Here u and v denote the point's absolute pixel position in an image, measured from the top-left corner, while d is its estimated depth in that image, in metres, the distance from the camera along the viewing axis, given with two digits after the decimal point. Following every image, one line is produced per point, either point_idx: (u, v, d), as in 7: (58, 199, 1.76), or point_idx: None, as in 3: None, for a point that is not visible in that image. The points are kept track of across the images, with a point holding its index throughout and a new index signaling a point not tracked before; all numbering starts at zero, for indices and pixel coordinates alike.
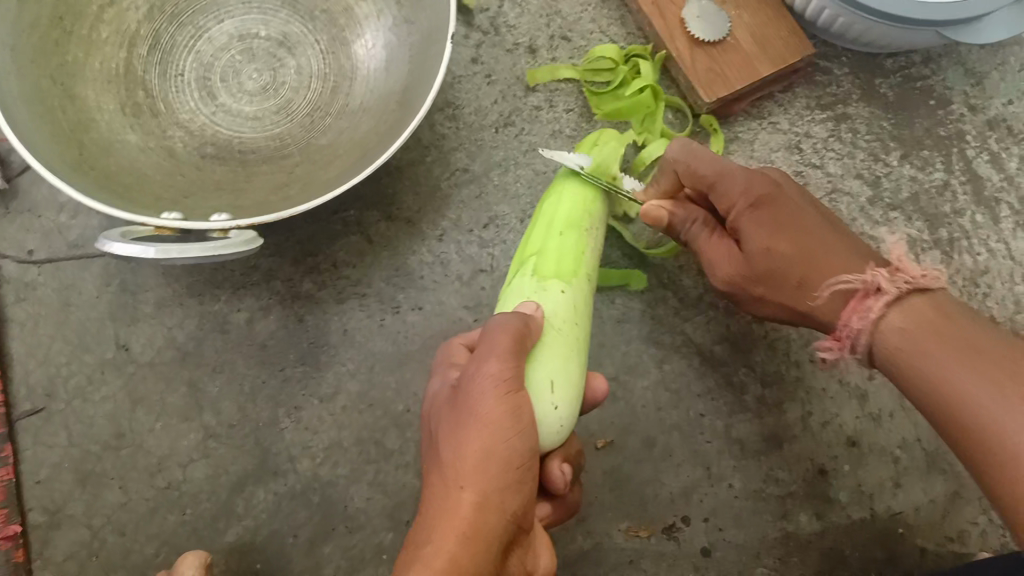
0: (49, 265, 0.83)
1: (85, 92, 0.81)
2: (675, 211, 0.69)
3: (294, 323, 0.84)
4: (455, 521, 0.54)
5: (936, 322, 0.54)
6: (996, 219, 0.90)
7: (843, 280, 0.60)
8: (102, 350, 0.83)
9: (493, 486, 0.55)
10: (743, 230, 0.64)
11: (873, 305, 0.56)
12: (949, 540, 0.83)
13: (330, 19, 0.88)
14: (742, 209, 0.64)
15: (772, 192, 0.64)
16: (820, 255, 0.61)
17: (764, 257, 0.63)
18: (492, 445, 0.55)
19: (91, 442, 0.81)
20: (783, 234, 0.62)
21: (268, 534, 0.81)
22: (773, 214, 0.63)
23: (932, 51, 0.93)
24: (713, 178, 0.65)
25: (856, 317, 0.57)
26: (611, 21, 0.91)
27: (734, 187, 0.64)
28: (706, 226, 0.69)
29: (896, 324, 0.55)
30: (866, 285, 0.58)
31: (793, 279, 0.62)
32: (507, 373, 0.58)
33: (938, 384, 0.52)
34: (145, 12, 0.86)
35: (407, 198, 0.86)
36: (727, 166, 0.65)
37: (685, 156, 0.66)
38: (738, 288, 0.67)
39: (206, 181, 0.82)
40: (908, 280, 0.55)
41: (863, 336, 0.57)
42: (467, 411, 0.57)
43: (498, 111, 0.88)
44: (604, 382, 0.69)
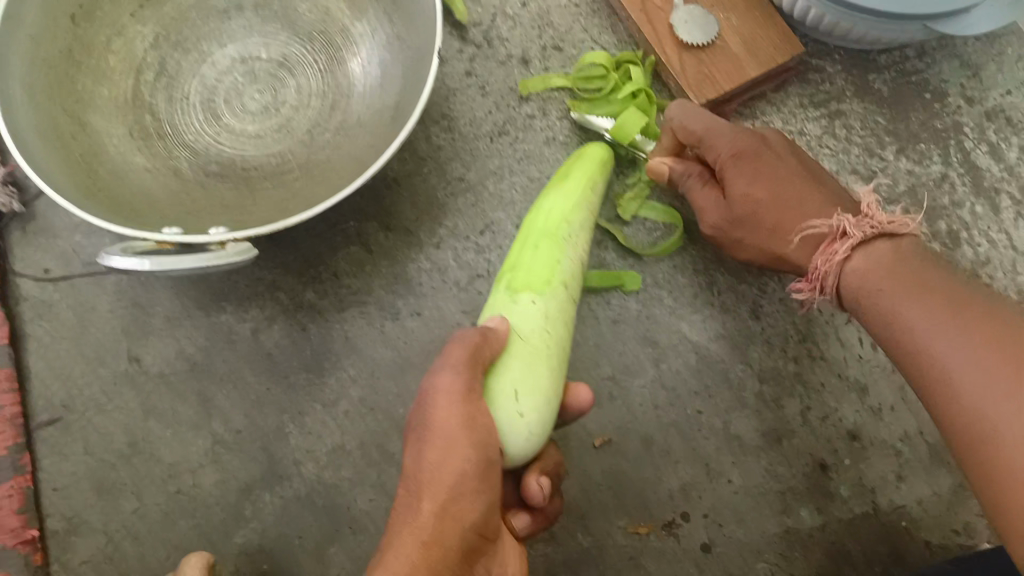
0: (65, 283, 0.87)
1: (94, 119, 0.85)
2: (674, 165, 0.75)
3: (298, 332, 0.87)
4: (416, 530, 0.56)
5: (900, 268, 0.59)
6: (997, 210, 0.90)
7: (814, 225, 0.65)
8: (115, 363, 0.86)
9: (451, 497, 0.56)
10: (726, 179, 0.69)
11: (838, 249, 0.62)
12: (955, 533, 0.82)
13: (327, 39, 0.92)
14: (726, 160, 0.69)
15: (755, 146, 0.69)
16: (794, 202, 0.67)
17: (741, 204, 0.68)
18: (448, 457, 0.57)
19: (106, 451, 0.85)
20: (760, 182, 0.68)
21: (275, 537, 0.83)
22: (754, 165, 0.68)
23: (925, 45, 0.93)
24: (702, 133, 0.70)
25: (824, 259, 0.63)
26: (602, 29, 0.94)
27: (720, 140, 0.69)
28: (700, 178, 0.74)
29: (857, 266, 0.61)
30: (832, 230, 0.63)
31: (768, 224, 0.68)
32: (462, 385, 0.59)
33: (913, 339, 0.56)
34: (151, 41, 0.91)
35: (404, 208, 0.89)
36: (716, 123, 0.70)
37: (680, 113, 0.72)
38: (721, 233, 0.72)
39: (210, 198, 0.85)
40: (874, 225, 0.61)
41: (830, 277, 0.63)
42: (425, 424, 0.58)
43: (492, 121, 0.92)
44: (590, 392, 0.71)
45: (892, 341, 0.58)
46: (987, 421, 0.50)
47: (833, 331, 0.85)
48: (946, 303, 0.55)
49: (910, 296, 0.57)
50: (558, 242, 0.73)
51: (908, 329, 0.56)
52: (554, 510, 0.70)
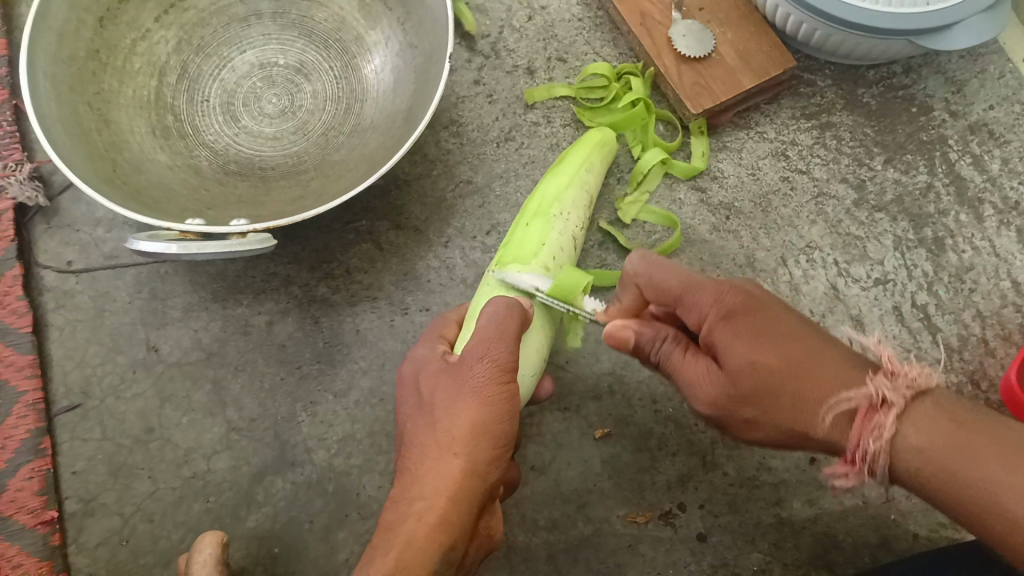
0: (86, 274, 0.91)
1: (119, 117, 0.89)
2: (642, 330, 0.65)
3: (310, 325, 0.90)
4: (447, 483, 0.59)
5: (958, 435, 0.51)
6: (980, 218, 0.94)
7: (841, 395, 0.55)
8: (133, 352, 0.89)
9: (482, 457, 0.60)
10: (717, 343, 0.60)
11: (883, 421, 0.53)
12: (942, 526, 0.85)
13: (343, 47, 0.97)
14: (712, 321, 0.60)
15: (743, 301, 0.60)
16: (810, 365, 0.57)
17: (745, 372, 0.58)
18: (485, 422, 0.60)
19: (124, 436, 0.87)
20: (762, 345, 0.58)
21: (286, 522, 0.85)
22: (750, 326, 0.59)
23: (911, 62, 0.98)
24: (680, 291, 0.62)
25: (867, 438, 0.53)
26: (605, 43, 0.99)
27: (703, 298, 0.61)
28: (677, 343, 0.63)
29: (916, 442, 0.52)
30: (869, 399, 0.54)
31: (781, 396, 0.57)
32: (512, 358, 0.62)
33: (988, 504, 0.49)
34: (173, 45, 0.95)
35: (414, 209, 0.93)
36: (695, 278, 0.62)
37: (646, 269, 0.64)
38: (720, 411, 0.61)
39: (229, 195, 0.89)
40: (908, 384, 0.53)
41: (881, 458, 0.53)
42: (463, 382, 0.62)
43: (499, 128, 0.96)
44: (551, 384, 0.78)
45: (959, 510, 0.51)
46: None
47: None
48: (1015, 453, 0.50)
49: (971, 460, 0.50)
50: (554, 219, 0.79)
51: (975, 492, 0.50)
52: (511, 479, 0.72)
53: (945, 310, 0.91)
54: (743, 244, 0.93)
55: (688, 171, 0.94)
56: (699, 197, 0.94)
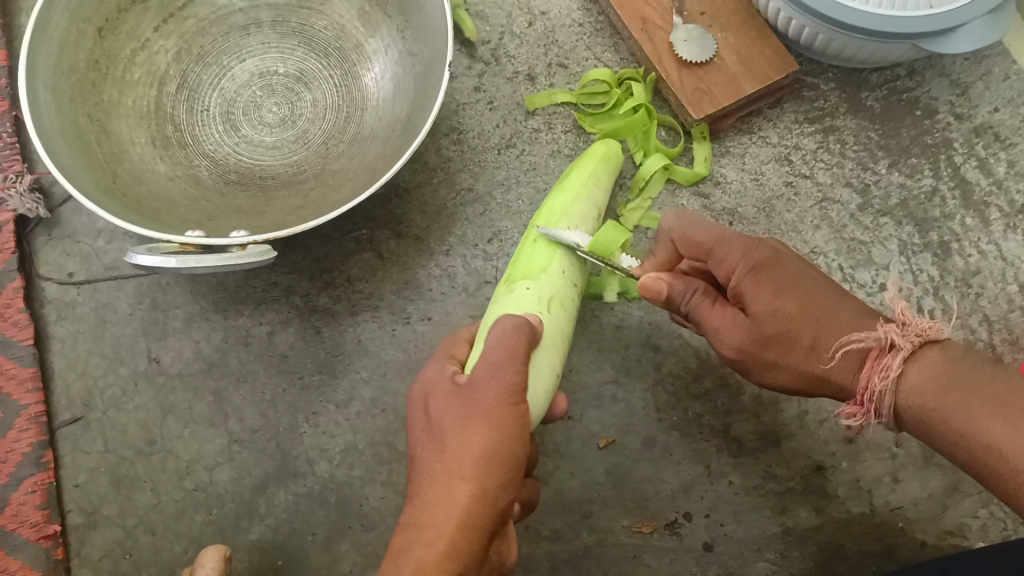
0: (87, 286, 0.91)
1: (119, 128, 0.89)
2: (674, 284, 0.66)
3: (311, 335, 0.90)
4: (457, 509, 0.60)
5: (952, 376, 0.55)
6: (986, 222, 0.93)
7: (854, 339, 0.59)
8: (135, 363, 0.89)
9: (493, 481, 0.61)
10: (746, 294, 0.62)
11: (890, 363, 0.57)
12: (949, 534, 0.84)
13: (342, 55, 0.96)
14: (743, 273, 0.62)
15: (771, 256, 0.62)
16: (829, 314, 0.60)
17: (773, 320, 0.60)
18: (496, 446, 0.61)
19: (126, 448, 0.87)
20: (789, 295, 0.61)
21: (288, 533, 0.85)
22: (778, 277, 0.61)
23: (916, 64, 0.97)
24: (711, 246, 0.63)
25: (876, 377, 0.57)
26: (605, 48, 0.98)
27: (733, 252, 0.63)
28: (706, 295, 0.65)
29: (916, 380, 0.56)
30: (878, 343, 0.58)
31: (803, 340, 0.60)
32: (521, 383, 0.63)
33: (968, 439, 0.54)
34: (173, 55, 0.95)
35: (415, 217, 0.93)
36: (726, 233, 0.63)
37: (681, 223, 0.64)
38: (744, 357, 0.63)
39: (229, 205, 0.89)
40: (918, 333, 0.57)
41: (886, 396, 0.57)
42: (473, 406, 0.63)
43: (500, 134, 0.95)
44: (567, 399, 0.78)
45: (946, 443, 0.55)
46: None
47: None
48: (1006, 399, 0.53)
49: (960, 399, 0.54)
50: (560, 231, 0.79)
51: (955, 426, 0.54)
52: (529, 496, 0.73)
53: (952, 316, 0.91)
54: None
55: (690, 176, 0.93)
56: (702, 203, 0.94)
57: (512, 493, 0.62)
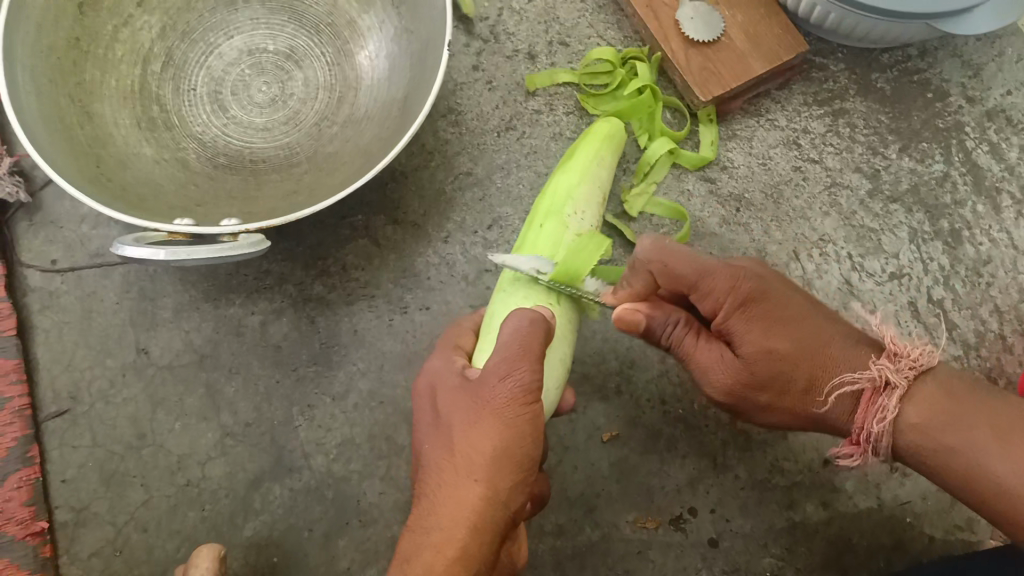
0: (72, 273, 0.87)
1: (102, 109, 0.85)
2: (653, 313, 0.65)
3: (306, 325, 0.87)
4: (466, 512, 0.57)
5: (954, 412, 0.56)
6: (997, 209, 0.91)
7: (848, 379, 0.59)
8: (123, 354, 0.86)
9: (504, 482, 0.58)
10: (734, 333, 0.61)
11: (886, 404, 0.57)
12: (957, 528, 0.83)
13: (334, 32, 0.92)
14: (729, 310, 0.61)
15: (757, 287, 0.61)
16: (821, 351, 0.60)
17: (759, 360, 0.60)
18: (507, 445, 0.58)
19: (115, 443, 0.85)
20: (775, 333, 0.60)
21: (285, 529, 0.83)
22: (765, 313, 0.61)
23: (927, 45, 0.94)
24: (693, 278, 0.62)
25: (873, 420, 0.58)
26: (609, 25, 0.95)
27: (718, 286, 0.61)
28: (689, 328, 0.65)
29: (914, 421, 0.57)
30: (873, 381, 0.58)
31: (800, 382, 0.61)
32: (536, 380, 0.59)
33: (981, 480, 0.54)
34: (157, 31, 0.90)
35: (413, 203, 0.89)
36: (706, 264, 0.62)
37: (659, 256, 0.62)
38: (737, 396, 0.63)
39: (219, 190, 0.86)
40: (911, 367, 0.57)
41: (885, 438, 0.58)
42: (483, 403, 0.59)
43: (499, 116, 0.92)
44: (575, 395, 0.76)
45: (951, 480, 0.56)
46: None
47: None
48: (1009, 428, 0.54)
49: (958, 435, 0.55)
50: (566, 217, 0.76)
51: (961, 465, 0.55)
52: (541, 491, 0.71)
53: (961, 305, 0.89)
54: (754, 237, 0.90)
55: (697, 160, 0.90)
56: (709, 188, 0.91)
57: (524, 495, 0.59)
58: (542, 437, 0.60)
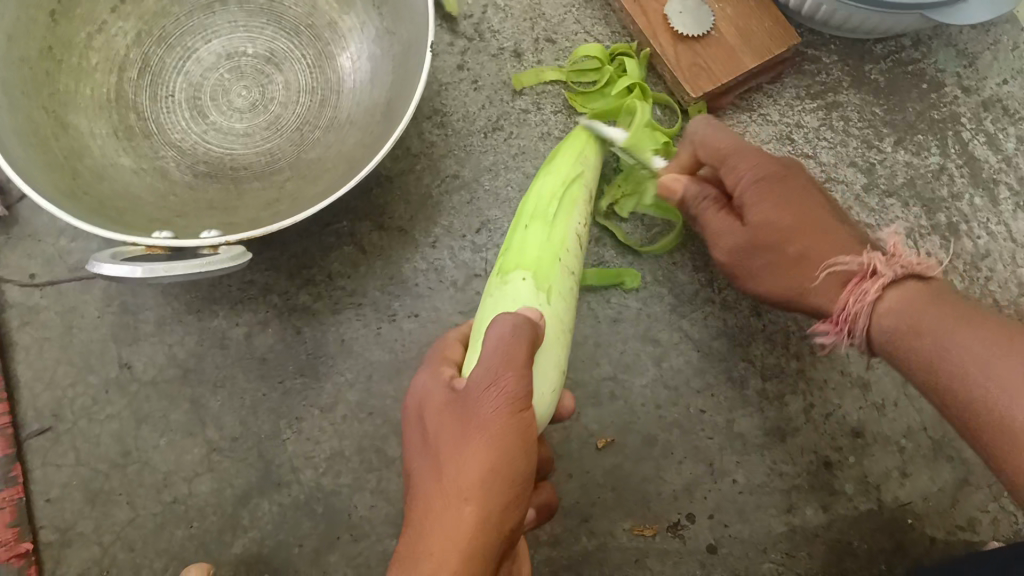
0: (51, 288, 0.85)
1: (77, 120, 0.83)
2: (689, 187, 0.67)
3: (292, 335, 0.85)
4: (456, 535, 0.55)
5: (937, 306, 0.54)
6: (996, 201, 0.89)
7: (841, 261, 0.59)
8: (105, 370, 0.84)
9: (498, 503, 0.55)
10: (746, 203, 0.62)
11: (869, 288, 0.57)
12: (959, 528, 0.82)
13: (315, 34, 0.90)
14: (745, 182, 0.63)
15: (780, 171, 0.63)
16: (819, 233, 0.61)
17: (760, 228, 0.62)
18: (499, 463, 0.56)
19: (99, 461, 0.83)
20: (782, 207, 0.61)
21: (274, 545, 0.81)
22: (780, 189, 0.62)
23: (921, 34, 0.93)
24: (723, 152, 0.64)
25: (853, 300, 0.58)
26: (596, 21, 0.93)
27: (742, 163, 0.63)
28: (712, 200, 0.66)
29: (893, 307, 0.56)
30: (862, 268, 0.58)
31: (792, 254, 0.61)
32: (524, 390, 0.57)
33: (955, 369, 0.52)
34: (133, 38, 0.88)
35: (398, 207, 0.87)
36: (744, 145, 0.64)
37: (703, 130, 0.66)
38: (736, 262, 0.64)
39: (200, 200, 0.84)
40: (905, 266, 0.56)
41: (861, 319, 0.57)
42: (471, 419, 0.57)
43: (486, 117, 0.90)
44: (575, 399, 0.74)
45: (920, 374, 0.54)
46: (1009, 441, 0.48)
47: None
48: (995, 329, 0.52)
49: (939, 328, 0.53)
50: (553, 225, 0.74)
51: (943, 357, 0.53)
52: (545, 502, 0.70)
53: None
54: None
55: None
56: None
57: (519, 515, 0.57)
58: (535, 452, 0.58)
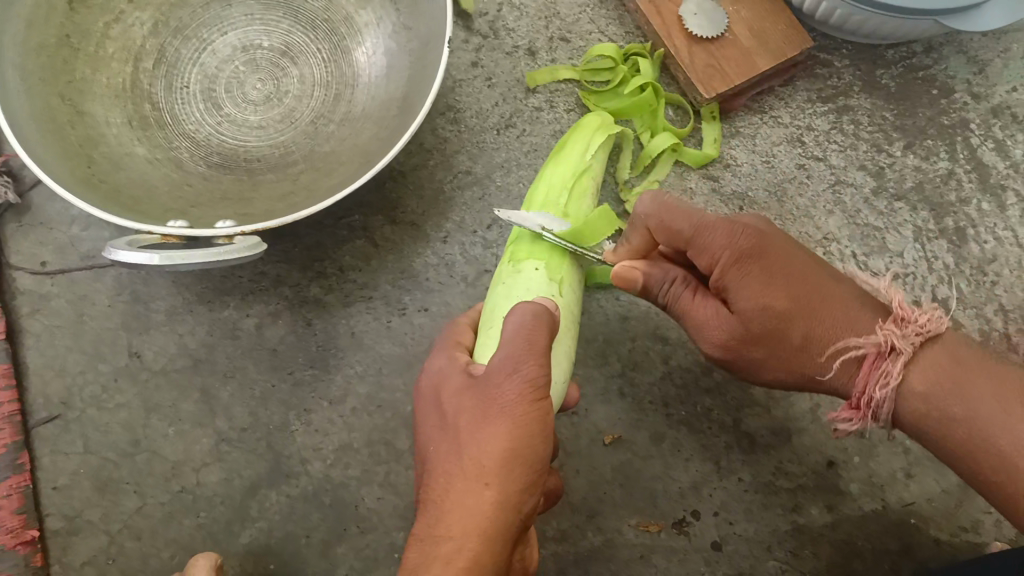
0: (63, 277, 0.85)
1: (93, 108, 0.83)
2: (650, 271, 0.65)
3: (303, 327, 0.85)
4: (475, 518, 0.55)
5: (960, 376, 0.55)
6: (1003, 207, 0.90)
7: (853, 344, 0.58)
8: (116, 359, 0.84)
9: (515, 489, 0.56)
10: (732, 289, 0.59)
11: (892, 369, 0.56)
12: (963, 530, 0.82)
13: (331, 29, 0.90)
14: (726, 265, 0.59)
15: (758, 243, 0.59)
16: (822, 311, 0.59)
17: (757, 317, 0.59)
18: (518, 449, 0.56)
19: (107, 449, 0.83)
20: (774, 290, 0.58)
21: (282, 536, 0.82)
22: (764, 269, 0.59)
23: (932, 41, 0.93)
24: (690, 234, 0.60)
25: (877, 385, 0.57)
26: (610, 21, 0.93)
27: (715, 240, 0.59)
28: (685, 284, 0.64)
29: (919, 387, 0.56)
30: (877, 346, 0.57)
31: (797, 341, 0.59)
32: (543, 378, 0.57)
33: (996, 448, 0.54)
34: (149, 28, 0.89)
35: (410, 202, 0.88)
36: (706, 218, 0.60)
37: (658, 211, 0.61)
38: (731, 354, 0.62)
39: (213, 191, 0.84)
40: (918, 331, 0.56)
41: (886, 403, 0.57)
42: (490, 402, 0.57)
43: (499, 114, 0.90)
44: (581, 389, 0.74)
45: (951, 451, 0.56)
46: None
47: None
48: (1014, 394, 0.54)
49: (967, 399, 0.55)
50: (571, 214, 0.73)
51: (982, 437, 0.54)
52: (553, 488, 0.70)
53: (967, 304, 0.88)
54: None
55: (701, 158, 0.89)
56: (712, 186, 0.90)
57: (536, 500, 0.58)
58: (552, 438, 0.59)
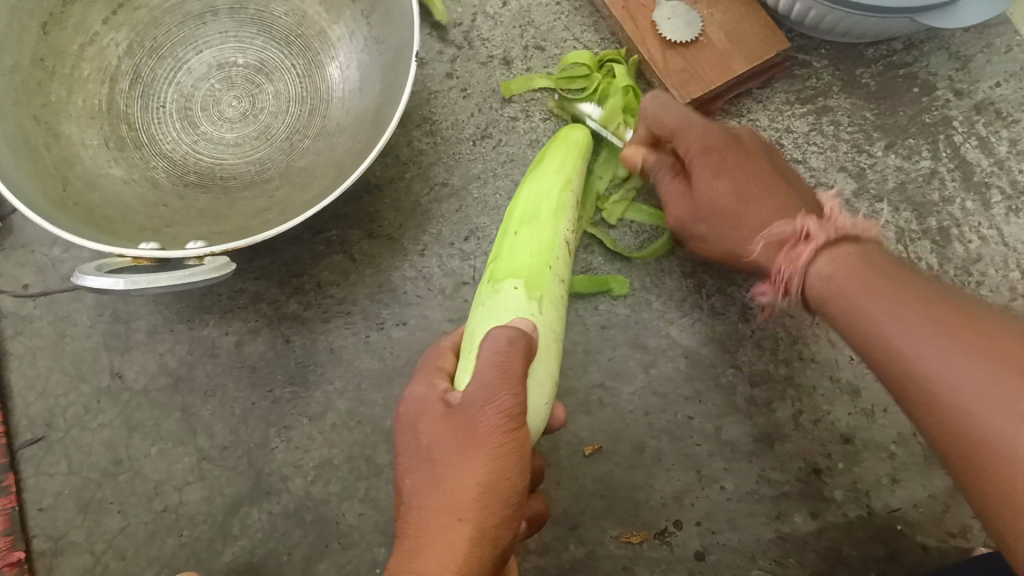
0: (44, 298, 0.86)
1: (69, 131, 0.84)
2: (650, 156, 0.75)
3: (282, 344, 0.85)
4: (452, 554, 0.55)
5: (875, 274, 0.55)
6: (988, 205, 0.89)
7: (776, 228, 0.62)
8: (97, 379, 0.85)
9: (491, 522, 0.56)
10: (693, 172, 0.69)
11: (800, 252, 0.59)
12: (951, 536, 0.81)
13: (305, 44, 0.91)
14: (692, 152, 0.69)
15: (726, 141, 0.68)
16: (758, 202, 0.65)
17: (704, 196, 0.68)
18: (494, 481, 0.56)
19: (90, 470, 0.83)
20: (724, 178, 0.67)
21: (265, 554, 0.82)
22: (721, 159, 0.67)
23: (913, 38, 0.92)
24: (672, 125, 0.70)
25: (786, 261, 0.60)
26: (585, 27, 0.93)
27: (690, 134, 0.69)
28: (672, 172, 0.74)
29: (825, 269, 0.57)
30: (796, 233, 0.61)
31: (730, 222, 0.67)
32: (518, 406, 0.57)
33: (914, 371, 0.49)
34: (125, 48, 0.89)
35: (388, 216, 0.88)
36: (689, 116, 0.70)
37: (654, 104, 0.71)
38: (687, 229, 0.72)
39: (189, 210, 0.84)
40: (838, 229, 0.59)
41: (791, 280, 0.60)
42: (467, 432, 0.57)
43: (475, 124, 0.90)
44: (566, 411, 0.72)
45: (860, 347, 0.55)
46: (990, 464, 0.45)
47: (824, 334, 0.85)
48: (940, 315, 0.50)
49: (900, 319, 0.51)
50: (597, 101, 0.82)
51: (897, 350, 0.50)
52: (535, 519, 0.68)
53: None
54: None
55: None
56: None
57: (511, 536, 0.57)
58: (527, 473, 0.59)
